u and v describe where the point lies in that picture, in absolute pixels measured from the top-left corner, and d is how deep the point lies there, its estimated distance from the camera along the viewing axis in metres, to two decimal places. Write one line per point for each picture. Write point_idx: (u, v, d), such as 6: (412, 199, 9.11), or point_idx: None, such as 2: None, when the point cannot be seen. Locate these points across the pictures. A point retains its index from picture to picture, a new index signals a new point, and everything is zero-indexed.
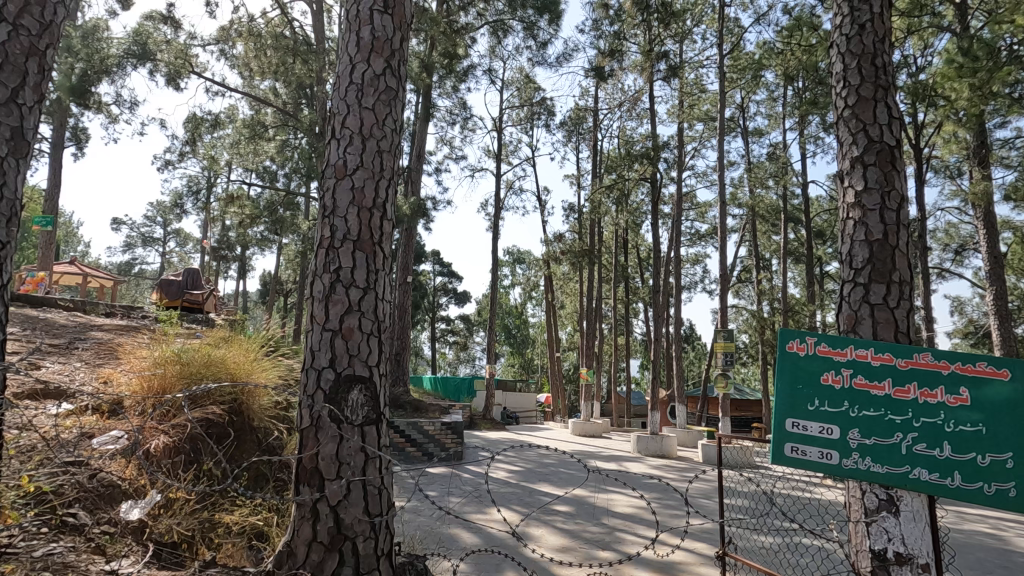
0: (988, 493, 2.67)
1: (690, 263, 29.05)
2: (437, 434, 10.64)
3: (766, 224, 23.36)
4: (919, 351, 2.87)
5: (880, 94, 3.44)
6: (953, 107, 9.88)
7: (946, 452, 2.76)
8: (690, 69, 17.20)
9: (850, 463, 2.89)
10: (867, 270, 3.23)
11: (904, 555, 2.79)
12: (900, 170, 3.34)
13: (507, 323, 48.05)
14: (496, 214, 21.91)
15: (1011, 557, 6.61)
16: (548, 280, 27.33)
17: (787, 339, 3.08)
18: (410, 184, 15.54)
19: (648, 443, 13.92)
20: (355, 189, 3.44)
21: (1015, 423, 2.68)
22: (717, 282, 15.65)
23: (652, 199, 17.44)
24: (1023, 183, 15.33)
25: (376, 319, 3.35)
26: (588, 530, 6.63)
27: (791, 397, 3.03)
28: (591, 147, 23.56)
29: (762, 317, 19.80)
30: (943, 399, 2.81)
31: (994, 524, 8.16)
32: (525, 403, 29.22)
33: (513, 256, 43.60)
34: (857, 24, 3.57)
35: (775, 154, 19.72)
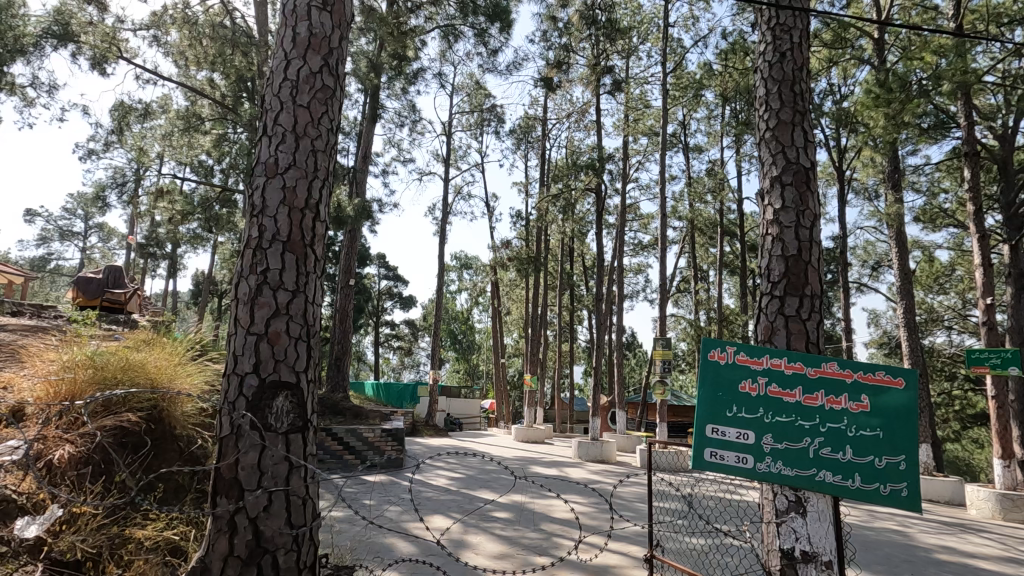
0: (884, 493, 2.89)
1: (633, 272, 29.85)
2: (376, 441, 10.40)
3: (704, 237, 24.35)
4: (827, 360, 3.07)
5: (797, 118, 3.67)
6: (870, 134, 10.68)
7: (848, 456, 2.97)
8: (636, 85, 17.79)
9: (764, 467, 3.03)
10: (782, 283, 3.42)
11: (809, 553, 2.96)
12: (814, 191, 3.56)
13: (453, 328, 47.77)
14: (443, 219, 21.80)
15: (914, 552, 7.15)
16: (495, 286, 27.38)
17: (709, 348, 3.22)
18: (355, 185, 15.21)
19: (589, 448, 14.17)
20: (286, 188, 3.33)
21: (907, 429, 2.93)
22: (657, 291, 16.15)
23: (598, 209, 17.80)
24: (930, 206, 16.71)
25: (305, 323, 3.24)
26: (526, 536, 6.66)
27: (711, 404, 3.16)
28: (539, 155, 23.88)
29: (699, 326, 20.62)
30: (847, 406, 3.02)
31: (901, 522, 8.81)
32: (469, 409, 29.10)
33: (460, 261, 43.45)
34: (778, 52, 3.81)
35: (713, 170, 20.61)
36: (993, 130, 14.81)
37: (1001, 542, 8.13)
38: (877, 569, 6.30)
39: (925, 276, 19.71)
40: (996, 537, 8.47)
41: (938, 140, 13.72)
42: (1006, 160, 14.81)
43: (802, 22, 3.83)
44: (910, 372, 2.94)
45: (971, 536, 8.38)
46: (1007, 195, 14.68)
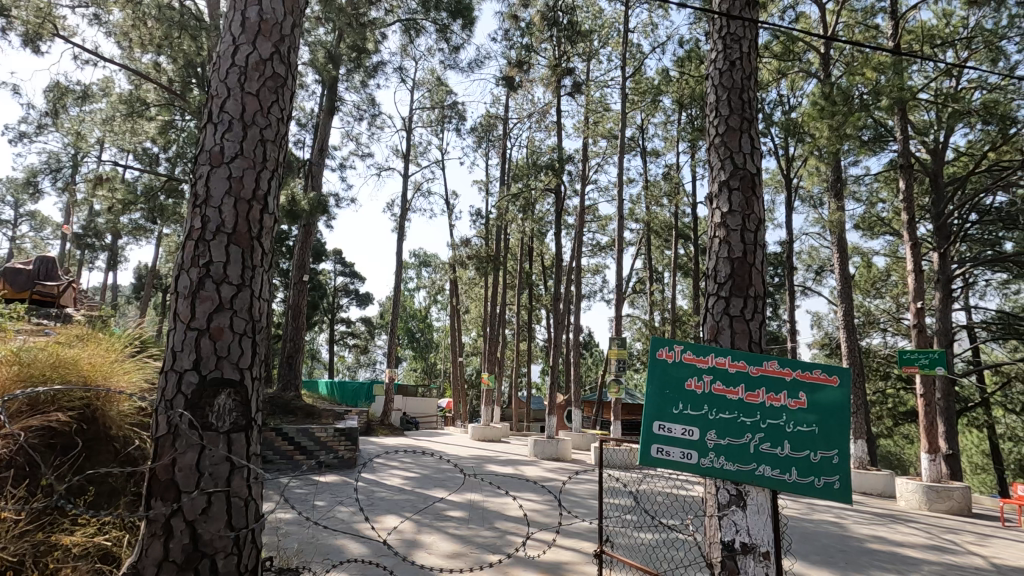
0: (818, 486, 3.02)
1: (591, 273, 30.23)
2: (328, 441, 10.19)
3: (660, 240, 24.92)
4: (768, 360, 3.20)
5: (745, 126, 3.81)
6: (814, 144, 11.18)
7: (785, 450, 3.10)
8: (595, 88, 18.03)
9: (707, 461, 3.12)
10: (728, 284, 3.54)
11: (748, 544, 3.08)
12: (759, 196, 3.70)
13: (411, 326, 47.28)
14: (402, 216, 21.51)
15: (849, 542, 7.53)
16: (454, 284, 27.21)
17: (658, 346, 3.30)
18: (310, 178, 14.82)
19: (544, 447, 14.27)
20: (233, 178, 3.20)
21: (840, 425, 3.07)
22: (614, 292, 16.40)
23: (557, 210, 17.94)
24: (869, 214, 17.65)
25: (250, 319, 3.13)
26: (480, 535, 6.64)
27: (659, 401, 3.23)
28: (500, 154, 23.87)
29: (654, 326, 21.10)
30: (786, 402, 3.15)
31: (837, 513, 9.27)
32: (425, 408, 28.83)
33: (418, 259, 43.01)
34: (728, 60, 3.94)
35: (669, 174, 21.13)
36: (925, 144, 15.78)
37: (926, 531, 8.66)
38: (814, 559, 6.60)
39: (863, 280, 20.79)
40: (922, 526, 9.02)
41: (876, 152, 14.52)
42: (936, 173, 15.80)
43: (751, 33, 3.96)
44: (843, 370, 3.09)
45: (899, 526, 8.88)
46: (937, 206, 15.65)
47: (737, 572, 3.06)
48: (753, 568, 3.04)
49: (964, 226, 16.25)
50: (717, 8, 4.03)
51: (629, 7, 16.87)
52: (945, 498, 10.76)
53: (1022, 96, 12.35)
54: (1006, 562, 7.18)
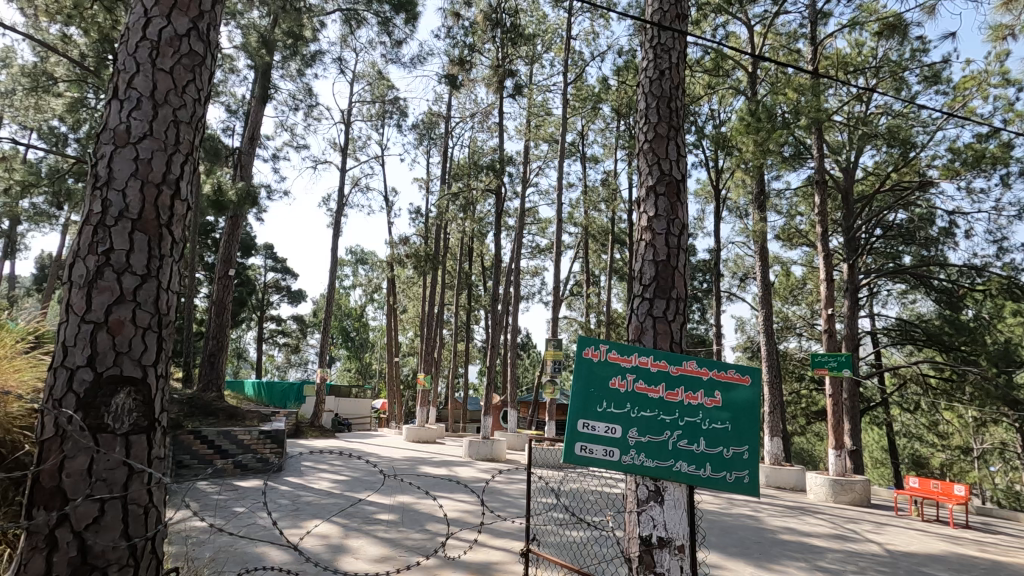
0: (730, 481, 3.17)
1: (529, 274, 30.48)
2: (253, 443, 9.73)
3: (597, 244, 25.49)
4: (687, 359, 3.33)
5: (672, 133, 3.94)
6: (741, 158, 11.80)
7: (702, 447, 3.23)
8: (538, 91, 18.19)
9: (629, 459, 3.19)
10: (652, 287, 3.64)
11: (665, 539, 3.17)
12: (684, 202, 3.84)
13: (345, 325, 45.95)
14: (337, 212, 20.83)
15: (763, 534, 7.99)
16: (391, 282, 26.66)
17: (584, 346, 3.34)
18: (240, 168, 14.06)
19: (480, 447, 14.23)
20: (139, 160, 2.96)
21: (750, 422, 3.26)
22: (551, 294, 16.59)
23: (497, 211, 17.95)
24: (789, 226, 18.86)
25: (156, 311, 2.89)
26: (410, 538, 6.52)
27: (584, 399, 3.27)
28: (441, 152, 23.64)
29: (589, 328, 21.57)
30: (702, 401, 3.29)
31: (754, 508, 9.82)
32: (359, 409, 28.12)
33: (355, 256, 41.87)
34: (658, 69, 4.07)
35: (607, 180, 21.63)
36: (838, 163, 16.99)
37: (831, 521, 9.32)
38: (732, 550, 6.94)
39: (782, 287, 22.17)
40: (828, 517, 9.72)
41: (796, 168, 15.53)
42: (847, 190, 17.07)
43: (680, 44, 4.11)
44: (755, 370, 3.28)
45: (808, 517, 9.52)
46: (847, 221, 16.92)
47: (654, 566, 3.14)
48: (669, 562, 3.14)
49: (870, 240, 17.66)
50: (648, 19, 4.17)
51: (572, 14, 17.20)
52: (847, 490, 11.67)
53: (921, 123, 13.57)
54: (898, 548, 7.85)
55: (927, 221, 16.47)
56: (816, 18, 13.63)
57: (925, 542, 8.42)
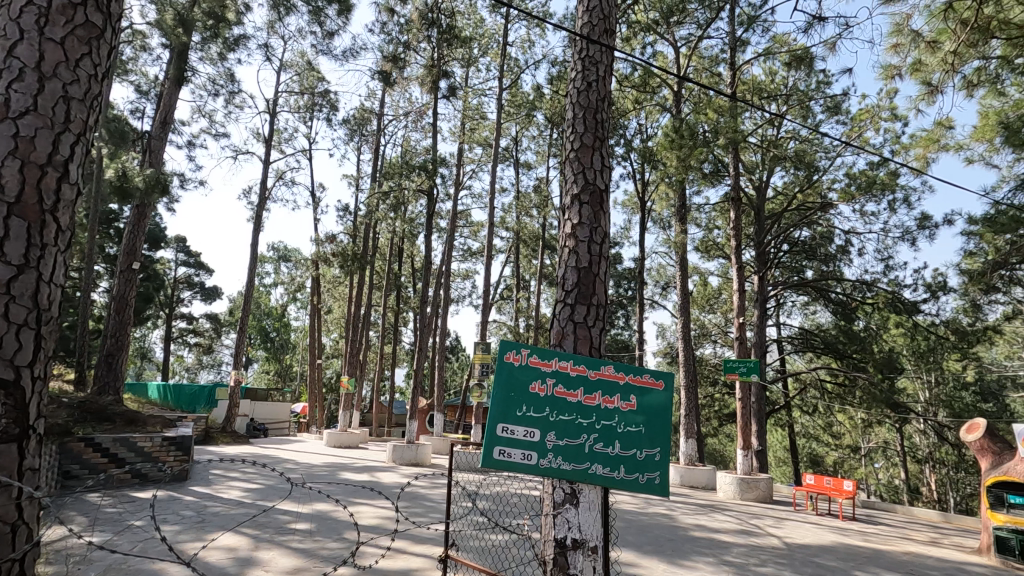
0: (642, 482, 3.29)
1: (460, 277, 30.32)
2: (155, 451, 8.99)
3: (528, 249, 25.76)
4: (605, 364, 3.43)
5: (597, 144, 4.05)
6: (665, 172, 12.34)
7: (616, 450, 3.33)
8: (473, 95, 18.17)
9: (546, 462, 3.23)
10: (574, 293, 3.72)
11: (579, 540, 3.23)
12: (606, 211, 3.94)
13: (265, 325, 43.69)
14: (259, 205, 19.75)
15: (676, 531, 8.35)
16: (315, 281, 25.65)
17: (506, 349, 3.34)
18: (148, 153, 13.01)
19: (403, 452, 13.93)
20: (18, 136, 2.60)
21: (662, 425, 3.41)
22: (481, 297, 16.57)
23: (429, 213, 17.70)
24: (707, 238, 19.94)
25: (34, 306, 2.55)
26: (325, 547, 6.27)
27: (503, 403, 3.28)
28: (373, 149, 23.04)
29: (518, 332, 21.74)
30: (618, 405, 3.40)
31: (668, 507, 10.26)
32: (277, 413, 26.78)
33: (277, 253, 39.93)
34: (586, 81, 4.18)
35: (539, 187, 21.92)
36: (752, 181, 18.16)
37: (737, 517, 9.88)
38: (646, 548, 7.18)
39: (699, 296, 23.43)
40: (735, 514, 10.32)
41: (714, 184, 16.47)
42: (759, 207, 18.30)
43: (608, 58, 4.23)
44: (668, 375, 3.43)
45: (717, 514, 10.08)
46: (759, 236, 18.15)
47: (567, 567, 3.19)
48: (582, 563, 3.20)
49: (777, 255, 19.00)
50: (578, 31, 4.28)
51: (509, 21, 17.37)
52: (752, 488, 12.45)
53: (823, 149, 14.80)
54: (795, 541, 8.46)
55: (827, 239, 17.93)
56: (735, 45, 14.55)
57: (818, 535, 9.12)
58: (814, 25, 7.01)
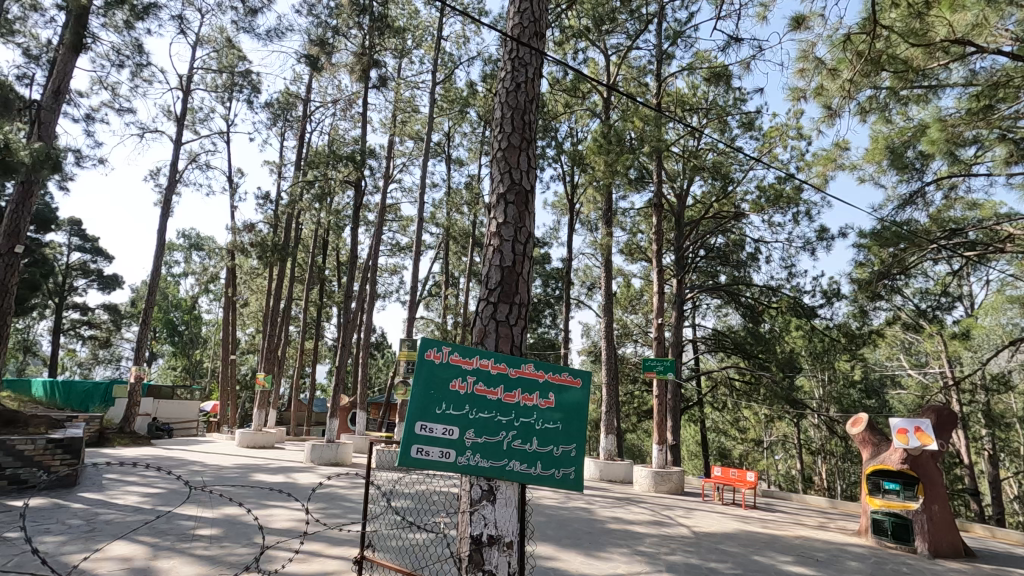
0: (557, 477, 3.38)
1: (388, 272, 29.68)
2: (38, 455, 8.14)
3: (458, 246, 25.63)
4: (525, 362, 3.49)
5: (524, 145, 4.09)
6: (593, 176, 12.70)
7: (534, 446, 3.39)
8: (406, 86, 17.79)
9: (464, 460, 3.23)
10: (496, 291, 3.75)
11: (495, 536, 3.26)
12: (531, 211, 4.00)
13: (172, 318, 40.64)
14: (168, 188, 18.35)
15: (594, 524, 8.64)
16: (230, 272, 24.15)
17: (426, 347, 3.32)
18: (37, 124, 11.70)
19: (323, 451, 13.44)
20: None
21: (578, 422, 3.51)
22: (409, 293, 16.28)
23: (356, 205, 17.14)
24: (631, 242, 20.73)
25: None
26: (233, 553, 5.94)
27: (422, 401, 3.24)
28: (298, 136, 22.03)
29: (445, 329, 21.58)
30: (537, 402, 3.47)
31: (587, 500, 10.59)
32: (184, 412, 25.00)
33: (188, 240, 37.27)
34: (515, 82, 4.21)
35: (470, 184, 21.85)
36: (674, 189, 19.05)
37: (651, 509, 10.36)
38: (565, 542, 7.37)
39: (623, 297, 24.29)
40: (649, 506, 10.81)
41: (639, 190, 17.13)
42: (680, 214, 19.24)
43: (537, 61, 4.29)
44: (585, 374, 3.54)
45: (633, 506, 10.52)
46: (678, 241, 19.09)
47: (482, 563, 3.21)
48: (497, 559, 3.22)
49: (694, 259, 20.07)
50: (509, 32, 4.31)
51: (444, 15, 17.18)
52: (666, 480, 13.11)
53: (738, 162, 15.79)
54: (702, 530, 8.99)
55: (739, 247, 19.14)
56: (661, 58, 15.21)
57: (723, 523, 9.74)
58: (732, 45, 7.48)
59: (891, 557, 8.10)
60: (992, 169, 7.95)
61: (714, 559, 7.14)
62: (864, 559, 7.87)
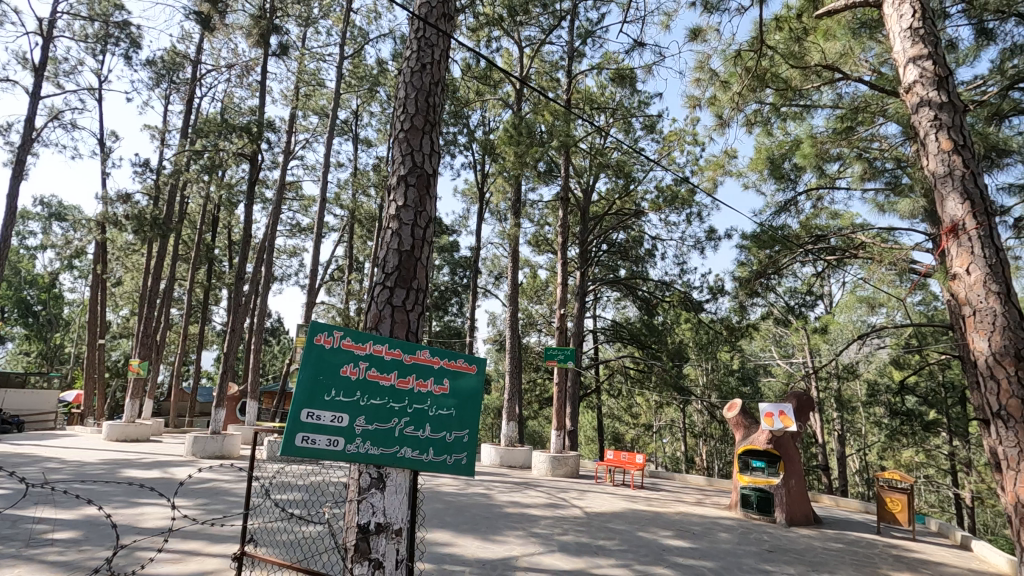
0: (450, 463, 3.39)
1: (286, 255, 28.00)
2: None
3: (363, 230, 24.73)
4: (420, 349, 3.45)
5: (427, 128, 4.01)
6: (503, 166, 12.77)
7: (426, 432, 3.37)
8: (310, 58, 16.74)
9: (353, 448, 3.15)
10: (393, 275, 3.66)
11: (383, 524, 3.20)
12: (432, 195, 3.93)
13: (25, 297, 35.62)
14: (21, 147, 15.94)
15: (491, 509, 8.78)
16: (100, 245, 21.57)
17: (316, 332, 3.18)
18: None
19: (206, 444, 12.49)
20: None
21: (473, 408, 3.53)
22: (308, 276, 15.46)
23: (251, 180, 15.94)
24: (538, 233, 21.14)
25: None
26: (94, 557, 5.36)
27: (309, 388, 3.11)
28: (185, 101, 20.03)
29: (347, 315, 20.77)
30: (431, 388, 3.45)
31: (486, 486, 10.75)
32: (38, 403, 22.07)
33: (48, 209, 32.79)
34: (420, 62, 4.12)
35: (378, 166, 21.11)
36: (580, 185, 19.64)
37: (547, 492, 10.73)
38: (462, 527, 7.42)
39: (529, 288, 24.80)
40: (546, 489, 11.19)
41: (547, 183, 17.47)
42: (585, 209, 19.91)
43: (444, 43, 4.22)
44: (481, 360, 3.56)
45: (530, 490, 10.84)
46: (583, 235, 19.72)
47: (369, 552, 3.14)
48: (385, 546, 3.17)
49: (597, 253, 20.86)
50: (416, 10, 4.20)
51: None
52: (563, 464, 13.63)
53: (640, 163, 16.58)
54: (594, 510, 9.47)
55: (638, 243, 20.20)
56: (572, 55, 15.60)
57: (613, 503, 10.32)
58: (636, 49, 7.84)
59: (755, 528, 9.02)
60: (851, 184, 8.99)
61: (603, 537, 7.55)
62: (733, 531, 8.69)
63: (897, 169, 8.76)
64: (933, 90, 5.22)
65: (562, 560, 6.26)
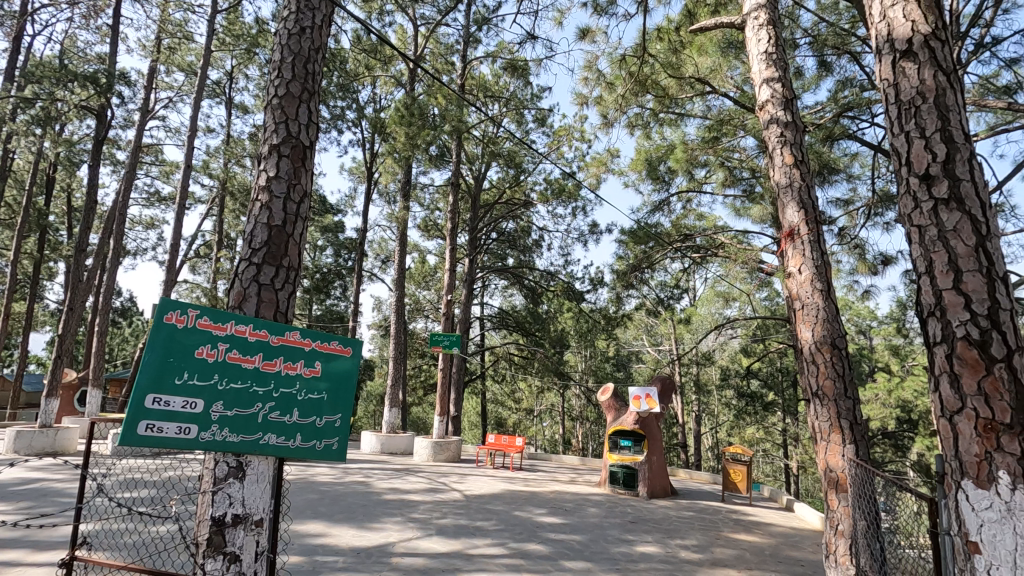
0: (319, 448, 3.26)
1: (142, 226, 24.88)
2: None
3: (236, 204, 22.69)
4: (290, 330, 3.26)
5: (305, 96, 3.77)
6: (395, 147, 12.33)
7: (294, 418, 3.22)
8: (175, 6, 14.84)
9: (208, 435, 2.94)
10: (262, 252, 3.40)
11: (241, 515, 2.98)
12: (308, 168, 3.71)
13: None
14: None
15: (369, 497, 8.59)
16: None
17: (166, 310, 2.93)
18: None
19: (32, 439, 10.82)
20: None
21: (346, 392, 3.40)
22: (168, 251, 13.83)
23: (96, 138, 13.86)
24: (428, 217, 20.79)
25: None
26: None
27: (157, 370, 2.87)
28: (10, 36, 16.84)
29: (214, 296, 18.95)
30: (301, 371, 3.29)
31: (365, 474, 10.49)
32: None
33: None
34: (298, 25, 3.85)
35: (255, 135, 19.40)
36: (472, 171, 19.61)
37: (427, 478, 10.71)
38: (337, 516, 7.19)
39: (416, 274, 24.39)
40: (426, 475, 11.17)
41: (438, 167, 17.22)
42: (475, 196, 19.93)
43: (326, 9, 3.99)
44: (356, 343, 3.45)
45: (410, 476, 10.75)
46: (473, 222, 19.75)
47: (223, 546, 2.92)
48: (242, 539, 2.96)
49: (486, 241, 21.02)
50: None
51: None
52: (444, 450, 13.67)
53: (531, 155, 16.96)
54: (473, 493, 9.63)
55: (526, 233, 20.66)
56: (468, 40, 15.45)
57: (492, 485, 10.58)
58: (529, 41, 7.94)
59: (621, 501, 9.73)
60: (715, 189, 9.94)
61: (481, 518, 7.72)
62: (601, 505, 9.31)
63: (752, 178, 9.81)
64: (781, 110, 5.90)
65: (439, 543, 6.31)
